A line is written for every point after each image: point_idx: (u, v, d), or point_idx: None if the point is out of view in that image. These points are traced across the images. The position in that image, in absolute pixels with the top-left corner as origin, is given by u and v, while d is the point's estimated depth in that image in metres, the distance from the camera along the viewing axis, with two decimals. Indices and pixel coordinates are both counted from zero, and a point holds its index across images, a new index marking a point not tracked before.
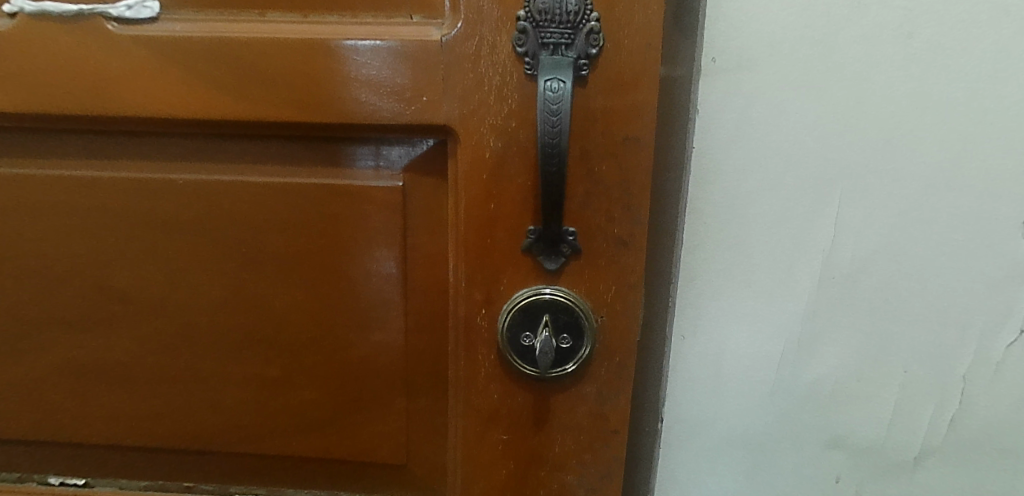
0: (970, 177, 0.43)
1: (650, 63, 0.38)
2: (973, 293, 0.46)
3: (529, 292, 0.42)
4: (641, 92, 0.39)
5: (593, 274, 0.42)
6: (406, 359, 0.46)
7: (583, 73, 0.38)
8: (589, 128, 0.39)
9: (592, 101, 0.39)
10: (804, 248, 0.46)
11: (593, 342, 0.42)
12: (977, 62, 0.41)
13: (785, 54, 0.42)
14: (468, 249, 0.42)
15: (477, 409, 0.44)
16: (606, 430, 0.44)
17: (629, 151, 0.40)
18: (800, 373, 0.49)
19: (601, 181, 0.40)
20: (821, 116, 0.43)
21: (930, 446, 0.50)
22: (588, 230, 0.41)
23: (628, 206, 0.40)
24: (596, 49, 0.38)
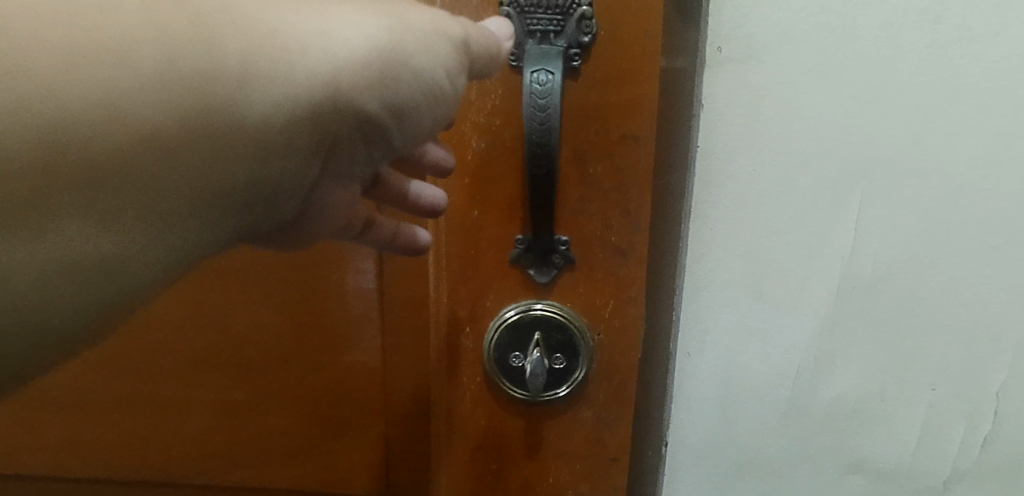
0: (1005, 176, 0.39)
1: (648, 52, 0.34)
2: (1009, 303, 0.41)
3: (519, 308, 0.38)
4: (638, 84, 0.35)
5: (590, 288, 0.38)
6: (386, 381, 0.43)
7: (575, 64, 0.34)
8: (581, 126, 0.35)
9: (584, 95, 0.35)
10: (820, 256, 0.42)
11: (590, 363, 0.38)
12: (1014, 47, 0.37)
13: (796, 43, 0.38)
14: (450, 260, 0.38)
15: (462, 436, 0.40)
16: (605, 459, 0.40)
17: (627, 150, 0.36)
18: (814, 393, 0.45)
19: (595, 185, 0.36)
20: (839, 110, 0.39)
21: (960, 470, 0.46)
22: (583, 238, 0.37)
23: (627, 211, 0.36)
24: (589, 37, 0.34)
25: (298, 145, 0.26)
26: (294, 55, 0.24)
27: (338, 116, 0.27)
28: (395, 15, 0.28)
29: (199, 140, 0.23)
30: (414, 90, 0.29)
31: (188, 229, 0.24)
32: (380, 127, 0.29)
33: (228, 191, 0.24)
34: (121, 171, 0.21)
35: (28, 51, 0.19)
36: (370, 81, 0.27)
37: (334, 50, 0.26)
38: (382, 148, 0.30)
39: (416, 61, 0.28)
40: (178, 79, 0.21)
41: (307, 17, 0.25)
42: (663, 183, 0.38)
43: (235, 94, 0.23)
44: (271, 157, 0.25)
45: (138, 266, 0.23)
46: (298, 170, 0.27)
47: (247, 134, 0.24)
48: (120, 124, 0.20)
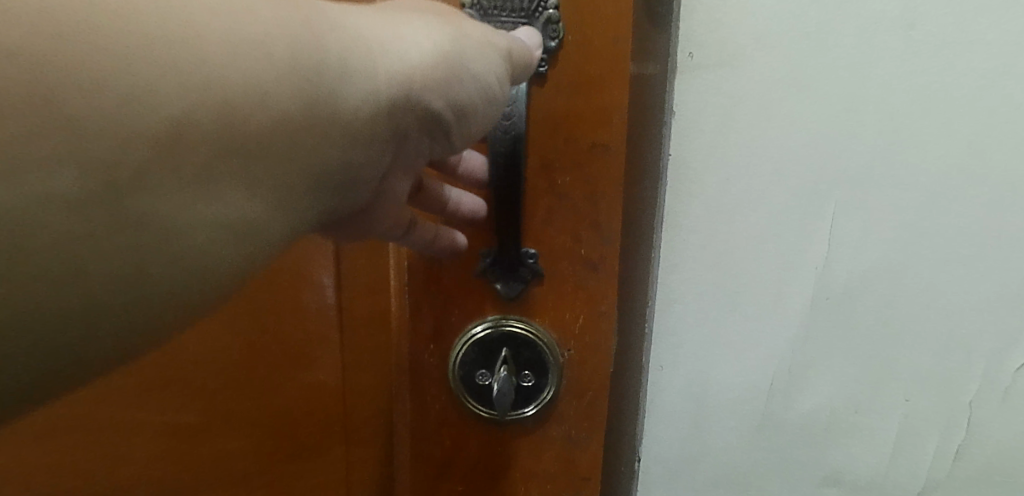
0: (979, 185, 0.39)
1: (619, 57, 0.33)
2: (983, 312, 0.41)
3: (486, 323, 0.36)
4: (607, 90, 0.33)
5: (559, 302, 0.36)
6: (347, 399, 0.41)
7: (542, 70, 0.33)
8: (549, 134, 0.34)
9: (552, 102, 0.34)
10: (794, 267, 0.41)
11: (559, 380, 0.37)
12: (989, 55, 0.36)
13: (770, 49, 0.37)
14: (413, 274, 0.36)
15: (427, 458, 0.38)
16: (575, 480, 0.38)
17: (597, 160, 0.34)
18: (788, 407, 0.44)
19: (564, 195, 0.35)
20: (813, 118, 0.38)
21: (934, 480, 0.45)
22: (551, 251, 0.35)
23: (597, 223, 0.35)
24: (556, 42, 0.33)
25: (379, 134, 0.26)
26: (378, 55, 0.25)
27: (408, 113, 0.27)
28: (455, 23, 0.29)
29: (306, 128, 0.23)
30: (470, 93, 0.29)
31: (289, 210, 0.24)
32: (444, 125, 0.29)
33: (322, 175, 0.24)
34: (258, 148, 0.21)
35: (203, 36, 0.20)
36: (438, 81, 0.27)
37: (407, 52, 0.26)
38: (439, 147, 0.30)
39: (475, 66, 0.28)
40: (301, 71, 0.22)
41: (376, 27, 0.26)
42: (634, 194, 0.36)
43: (334, 89, 0.23)
44: (359, 146, 0.25)
45: (252, 241, 0.23)
46: (377, 161, 0.27)
47: (345, 124, 0.24)
48: (256, 111, 0.21)
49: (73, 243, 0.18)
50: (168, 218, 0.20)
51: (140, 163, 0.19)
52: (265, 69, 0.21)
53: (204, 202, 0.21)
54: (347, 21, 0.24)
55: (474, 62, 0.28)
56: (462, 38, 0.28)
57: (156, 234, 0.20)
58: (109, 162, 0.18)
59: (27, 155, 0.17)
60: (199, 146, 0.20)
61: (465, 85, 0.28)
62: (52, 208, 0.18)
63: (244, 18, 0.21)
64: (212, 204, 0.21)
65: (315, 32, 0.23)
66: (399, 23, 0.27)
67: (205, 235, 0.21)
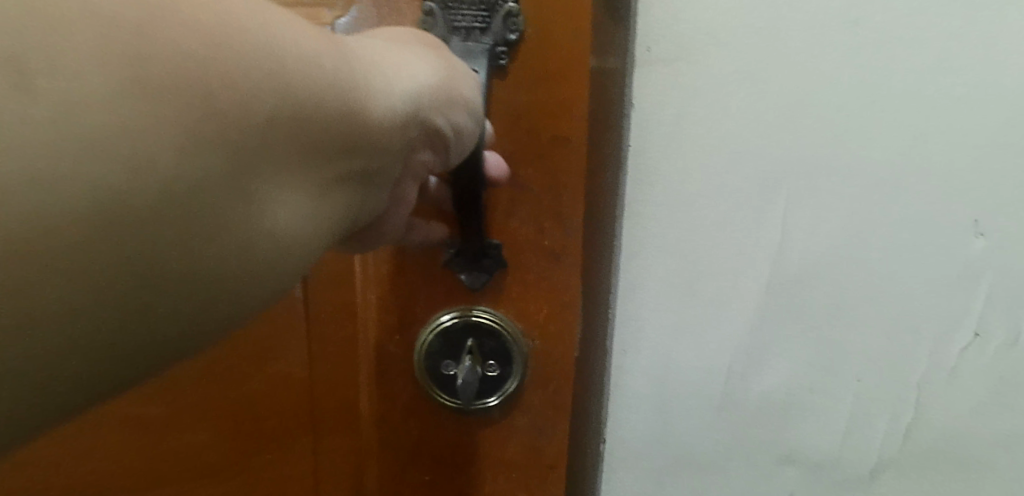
0: (921, 174, 0.41)
1: (580, 50, 0.34)
2: (928, 294, 0.44)
3: (451, 313, 0.37)
4: (568, 82, 0.34)
5: (523, 293, 0.37)
6: (319, 391, 0.41)
7: (502, 63, 0.34)
8: (511, 126, 0.35)
9: (513, 94, 0.34)
10: (750, 253, 0.42)
11: (524, 369, 0.38)
12: (927, 51, 0.39)
13: (725, 43, 0.38)
14: (382, 266, 0.38)
15: (394, 447, 0.40)
16: (542, 465, 0.39)
17: (559, 151, 0.35)
18: (745, 388, 0.45)
19: (527, 185, 0.36)
20: (767, 109, 0.39)
21: (885, 457, 0.47)
22: (515, 242, 0.36)
23: (559, 213, 0.36)
24: (516, 35, 0.33)
25: (398, 145, 0.25)
26: (392, 74, 0.25)
27: (418, 128, 0.26)
28: (449, 55, 0.29)
29: (344, 137, 0.22)
30: (467, 118, 0.29)
31: (318, 220, 0.22)
32: (446, 143, 0.28)
33: (353, 180, 0.23)
34: (302, 146, 0.21)
35: (275, 35, 0.19)
36: (445, 103, 0.27)
37: (417, 74, 0.26)
38: (436, 164, 0.29)
39: (469, 95, 0.29)
40: (344, 83, 0.22)
41: (386, 52, 0.26)
42: (597, 184, 0.37)
43: (368, 99, 0.23)
44: (381, 159, 0.24)
45: (289, 253, 0.22)
46: (393, 174, 0.26)
47: (374, 136, 0.23)
48: (311, 109, 0.20)
49: (119, 236, 0.17)
50: (200, 218, 0.19)
51: (203, 143, 0.18)
52: (306, 80, 0.20)
53: (238, 204, 0.19)
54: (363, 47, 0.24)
55: (469, 91, 0.29)
56: (460, 67, 0.29)
57: (187, 236, 0.18)
58: (161, 144, 0.17)
59: (115, 126, 0.16)
60: (255, 133, 0.19)
61: (464, 111, 0.29)
62: (97, 189, 0.16)
63: (288, 31, 0.20)
64: (259, 200, 0.20)
65: (341, 51, 0.22)
66: (404, 49, 0.27)
67: (235, 241, 0.20)
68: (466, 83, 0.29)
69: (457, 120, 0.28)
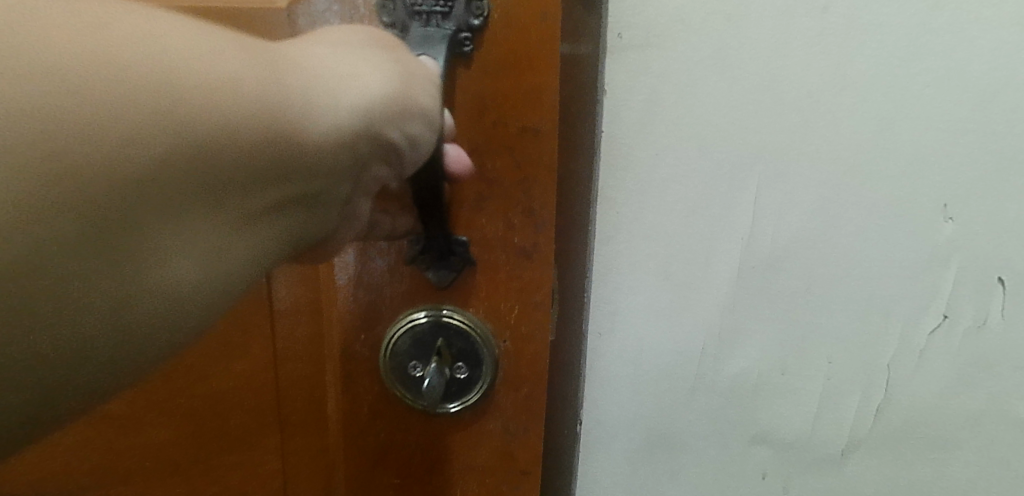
0: (890, 159, 0.42)
1: (546, 39, 0.34)
2: (898, 278, 0.44)
3: (421, 313, 0.38)
4: (534, 72, 0.35)
5: (494, 290, 0.38)
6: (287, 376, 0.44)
7: (466, 49, 0.34)
8: (478, 115, 0.36)
9: (479, 82, 0.35)
10: (721, 238, 0.43)
11: (493, 371, 0.39)
12: (895, 39, 0.39)
13: (694, 30, 0.39)
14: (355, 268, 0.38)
15: (365, 448, 0.41)
16: (514, 444, 0.40)
17: (527, 142, 0.36)
18: (718, 369, 0.46)
19: (492, 171, 0.36)
20: (736, 96, 0.40)
21: (856, 438, 0.48)
22: (485, 236, 0.37)
23: (526, 200, 0.37)
24: (479, 20, 0.34)
25: (339, 165, 0.25)
26: (340, 89, 0.24)
27: (367, 144, 0.26)
28: (400, 59, 0.28)
29: (270, 166, 0.21)
30: (420, 126, 0.28)
31: (243, 250, 0.22)
32: (398, 153, 0.28)
33: (283, 208, 0.23)
34: (221, 182, 0.20)
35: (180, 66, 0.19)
36: (395, 114, 0.26)
37: (368, 86, 0.25)
38: (391, 174, 0.29)
39: (422, 100, 0.28)
40: (268, 106, 0.21)
41: (328, 62, 0.25)
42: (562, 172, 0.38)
43: (300, 122, 0.22)
44: (317, 183, 0.24)
45: (214, 287, 0.22)
46: (336, 194, 0.25)
47: (307, 162, 0.23)
48: (226, 142, 0.20)
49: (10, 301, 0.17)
50: (112, 262, 0.19)
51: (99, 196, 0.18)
52: (231, 108, 0.20)
53: (146, 250, 0.19)
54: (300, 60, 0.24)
55: (422, 97, 0.28)
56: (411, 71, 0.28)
57: (103, 278, 0.19)
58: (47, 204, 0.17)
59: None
60: (161, 178, 0.19)
61: (417, 118, 0.28)
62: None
63: (210, 56, 0.19)
64: (174, 242, 0.20)
65: (280, 70, 0.22)
66: (350, 56, 0.26)
67: (162, 279, 0.20)
68: (418, 87, 0.28)
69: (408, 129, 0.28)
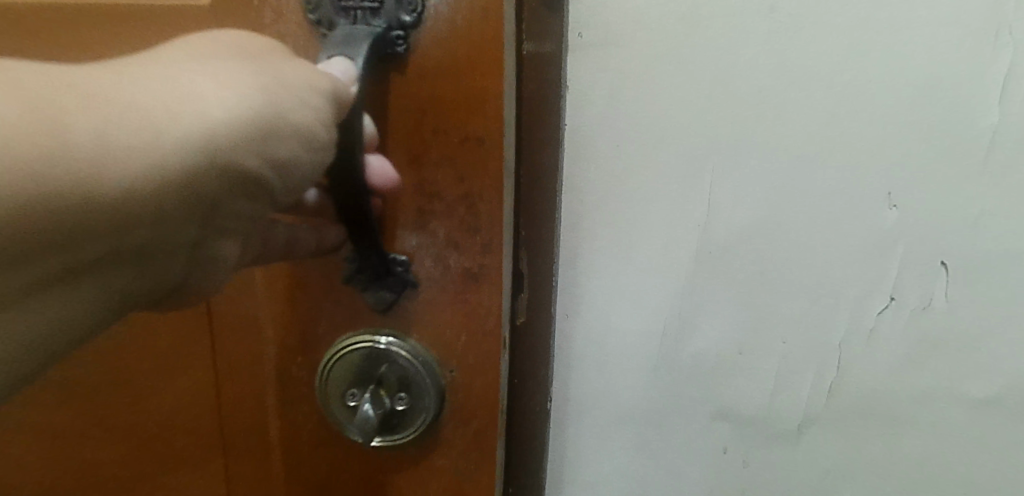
0: (837, 149, 0.44)
1: (489, 46, 0.36)
2: (847, 262, 0.47)
3: (368, 340, 0.40)
4: (478, 77, 0.36)
5: (440, 311, 0.40)
6: (221, 379, 0.47)
7: (401, 49, 0.36)
8: (420, 123, 0.37)
9: (421, 87, 0.37)
10: (680, 224, 0.46)
11: (438, 403, 0.41)
12: (838, 37, 0.42)
13: (651, 28, 0.42)
14: (308, 291, 0.41)
15: (326, 467, 0.45)
16: (466, 462, 0.42)
17: (472, 153, 0.37)
18: (679, 349, 0.49)
19: (430, 176, 0.38)
20: (691, 91, 0.43)
21: (811, 414, 0.51)
22: (433, 250, 0.39)
23: (473, 204, 0.38)
24: (410, 17, 0.35)
25: (161, 213, 0.24)
26: (155, 130, 0.23)
27: (205, 178, 0.25)
28: (270, 75, 0.27)
29: (40, 235, 0.22)
30: (289, 146, 0.27)
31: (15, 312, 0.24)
32: (265, 185, 0.27)
33: (71, 269, 0.24)
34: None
35: None
36: (244, 140, 0.25)
37: (203, 115, 0.24)
38: (259, 206, 0.28)
39: (291, 118, 0.27)
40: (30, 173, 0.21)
41: (149, 92, 0.24)
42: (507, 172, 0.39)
43: (87, 179, 0.22)
44: (114, 241, 0.24)
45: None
46: (160, 242, 0.26)
47: (96, 219, 0.23)
48: None
49: None
50: None
51: None
52: None
53: None
54: (115, 98, 0.23)
55: (294, 120, 0.27)
56: (268, 88, 0.26)
57: None
58: None
59: None
60: None
61: (273, 140, 0.26)
62: None
63: None
64: None
65: (62, 125, 0.22)
66: (187, 80, 0.24)
67: None
68: (281, 107, 0.26)
69: (232, 161, 0.25)
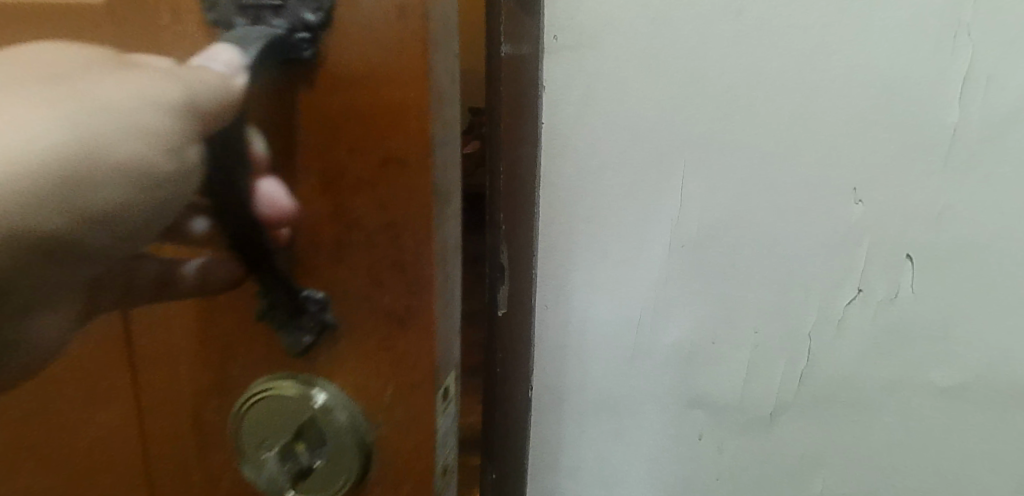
0: (803, 146, 0.46)
1: (406, 43, 0.28)
2: (815, 255, 0.49)
3: (279, 388, 0.32)
4: (398, 81, 0.28)
5: (363, 360, 0.32)
6: (146, 432, 0.38)
7: (305, 53, 0.29)
8: (334, 133, 0.30)
9: (331, 95, 0.29)
10: (653, 218, 0.48)
11: (364, 463, 0.33)
12: (803, 39, 0.44)
13: (623, 31, 0.43)
14: (219, 329, 0.34)
15: None
16: None
17: (393, 171, 0.29)
18: (655, 339, 0.51)
19: (349, 201, 0.30)
20: (662, 91, 0.45)
21: (783, 402, 0.53)
22: (352, 288, 0.31)
23: (397, 234, 0.30)
24: (315, 16, 0.28)
25: None
26: None
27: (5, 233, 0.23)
28: (74, 95, 0.25)
29: None
30: (109, 176, 0.25)
31: None
32: (91, 225, 0.25)
33: None
34: None
35: None
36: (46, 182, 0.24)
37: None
38: (95, 246, 0.26)
39: (111, 148, 0.25)
40: None
41: None
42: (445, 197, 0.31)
43: None
44: None
45: None
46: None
47: None
48: None
49: None
50: None
51: None
52: None
53: None
54: None
55: (111, 148, 0.25)
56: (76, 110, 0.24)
57: None
58: None
59: None
60: None
61: (87, 170, 0.24)
62: None
63: None
64: None
65: None
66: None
67: None
68: (94, 135, 0.24)
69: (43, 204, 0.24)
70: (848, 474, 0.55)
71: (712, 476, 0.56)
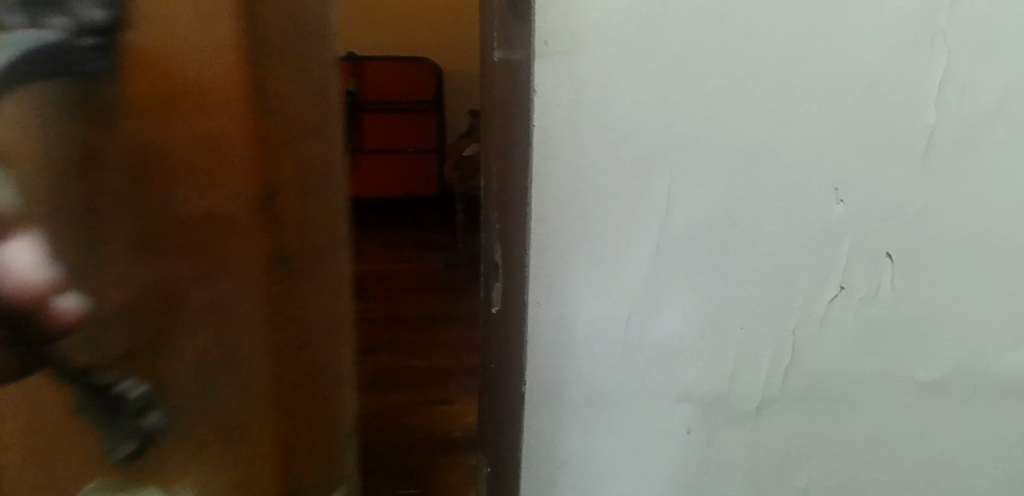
0: (787, 147, 0.48)
1: (178, 77, 0.27)
2: (799, 253, 0.51)
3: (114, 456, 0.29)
4: (207, 112, 0.28)
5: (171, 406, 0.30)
6: None
7: (92, 65, 0.26)
8: (146, 170, 0.27)
9: (121, 118, 0.26)
10: (642, 218, 0.49)
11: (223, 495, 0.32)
12: (785, 44, 0.46)
13: (612, 37, 0.45)
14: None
15: None
16: None
17: (204, 206, 0.29)
18: (644, 335, 0.52)
19: (164, 240, 0.28)
20: (649, 94, 0.46)
21: (769, 397, 0.55)
22: (176, 330, 0.29)
23: (208, 276, 0.29)
24: (99, 13, 0.25)
25: None
26: None
27: None
28: None
29: None
30: None
31: None
32: None
33: None
34: None
35: None
36: None
37: None
38: None
39: None
40: None
41: None
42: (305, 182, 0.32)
43: None
44: None
45: None
46: None
47: None
48: None
49: None
50: None
51: None
52: None
53: None
54: None
55: None
56: None
57: None
58: None
59: None
60: None
61: None
62: None
63: None
64: None
65: None
66: None
67: None
68: None
69: None
70: (831, 466, 0.57)
71: (700, 469, 0.57)
